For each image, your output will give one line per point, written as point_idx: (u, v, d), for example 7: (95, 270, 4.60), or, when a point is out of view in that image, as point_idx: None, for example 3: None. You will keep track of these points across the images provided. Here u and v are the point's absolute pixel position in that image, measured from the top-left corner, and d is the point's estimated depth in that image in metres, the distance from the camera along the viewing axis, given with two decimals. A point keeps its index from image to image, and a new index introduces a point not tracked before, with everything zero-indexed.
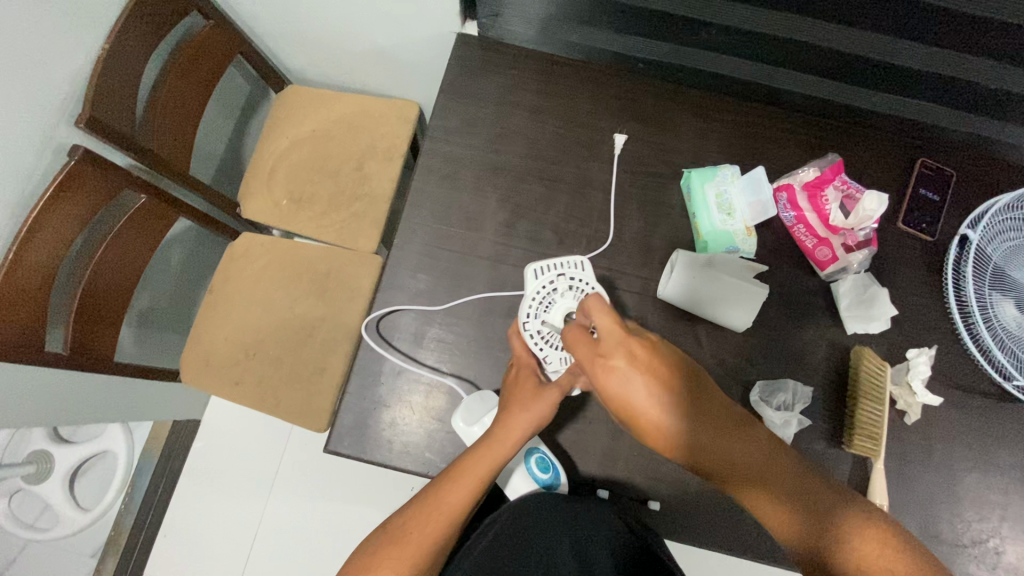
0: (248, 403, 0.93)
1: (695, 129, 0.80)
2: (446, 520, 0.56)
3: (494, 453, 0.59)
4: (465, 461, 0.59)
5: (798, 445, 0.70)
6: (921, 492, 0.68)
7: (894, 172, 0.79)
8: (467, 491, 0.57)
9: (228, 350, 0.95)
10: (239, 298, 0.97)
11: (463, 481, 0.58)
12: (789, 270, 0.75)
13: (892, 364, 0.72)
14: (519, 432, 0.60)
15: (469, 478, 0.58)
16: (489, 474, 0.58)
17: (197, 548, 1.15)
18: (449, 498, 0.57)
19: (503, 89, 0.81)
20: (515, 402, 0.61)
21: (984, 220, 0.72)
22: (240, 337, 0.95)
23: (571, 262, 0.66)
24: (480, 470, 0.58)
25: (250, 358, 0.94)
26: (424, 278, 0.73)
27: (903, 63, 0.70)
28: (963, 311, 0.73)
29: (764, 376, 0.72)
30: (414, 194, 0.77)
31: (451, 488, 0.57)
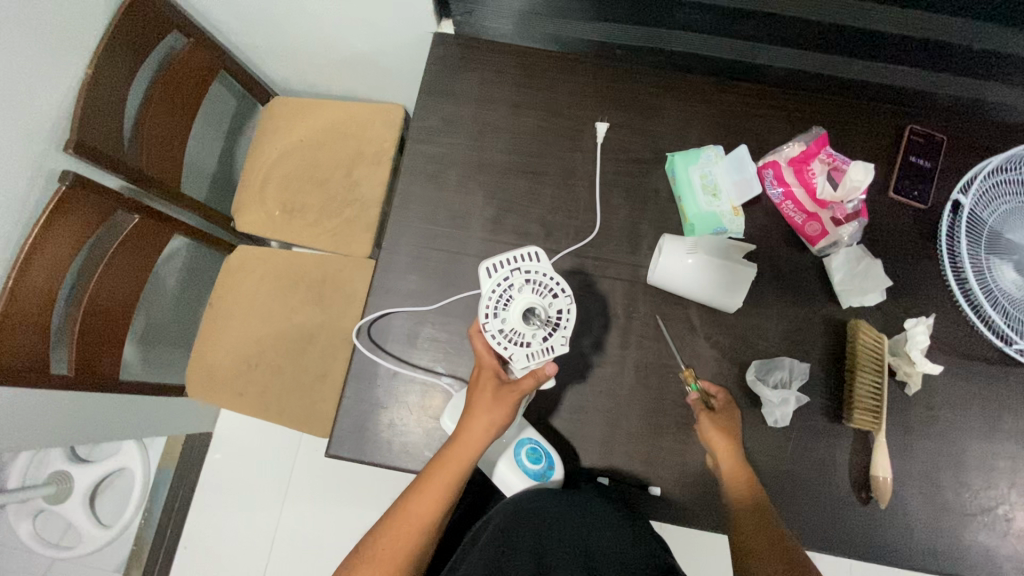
0: (254, 412, 0.94)
1: (678, 112, 0.79)
2: (418, 532, 0.58)
3: (459, 459, 0.60)
4: (431, 472, 0.60)
5: (799, 422, 0.69)
6: (926, 462, 0.68)
7: (883, 140, 0.78)
8: (438, 498, 0.59)
9: (231, 363, 0.96)
10: (239, 311, 0.98)
11: (430, 492, 0.59)
12: (780, 247, 0.74)
13: (891, 336, 0.72)
14: (481, 436, 0.60)
15: (436, 484, 0.59)
16: (455, 484, 0.60)
17: (218, 559, 1.18)
18: (416, 510, 0.59)
19: (481, 85, 0.81)
20: (474, 405, 0.61)
21: (980, 182, 0.71)
22: (242, 348, 0.96)
23: (525, 254, 0.61)
24: (444, 480, 0.60)
25: (253, 368, 0.95)
26: (415, 279, 0.74)
27: (885, 28, 0.69)
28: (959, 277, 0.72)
29: (760, 355, 0.71)
30: (400, 196, 0.77)
31: (419, 500, 0.59)
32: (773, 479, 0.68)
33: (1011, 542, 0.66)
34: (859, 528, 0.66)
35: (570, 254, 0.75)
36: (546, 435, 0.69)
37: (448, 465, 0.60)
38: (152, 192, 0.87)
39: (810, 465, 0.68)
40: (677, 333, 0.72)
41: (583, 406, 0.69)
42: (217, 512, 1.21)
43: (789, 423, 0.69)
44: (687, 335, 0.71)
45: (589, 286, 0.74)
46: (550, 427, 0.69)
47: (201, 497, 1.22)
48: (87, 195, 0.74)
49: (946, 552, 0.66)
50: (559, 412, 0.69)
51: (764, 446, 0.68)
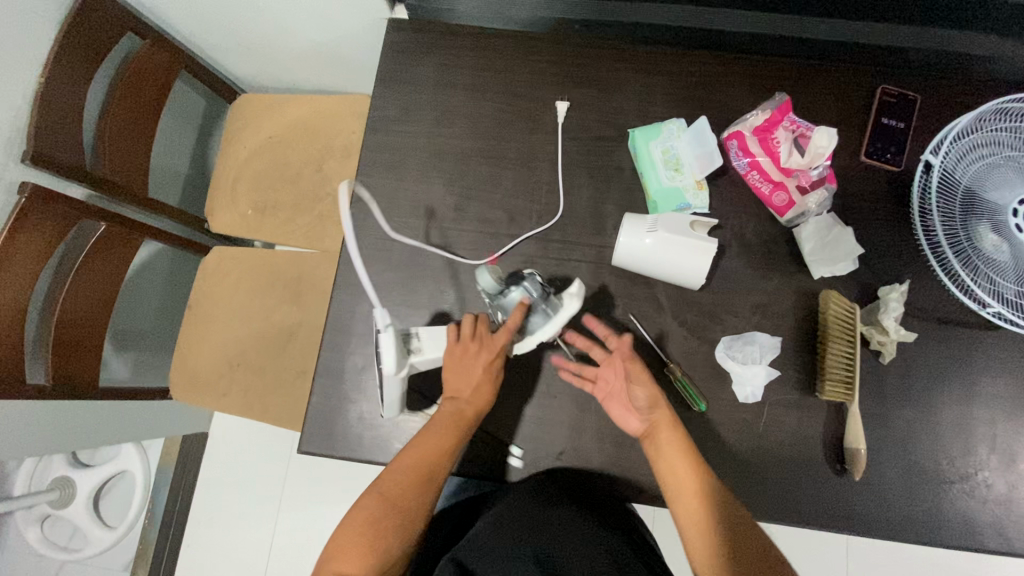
0: (237, 412, 0.95)
1: (640, 85, 0.77)
2: (434, 467, 0.63)
3: (462, 421, 0.65)
4: (444, 415, 0.65)
5: (770, 398, 0.68)
6: (902, 431, 0.67)
7: (856, 102, 0.75)
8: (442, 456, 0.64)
9: (212, 364, 0.97)
10: (217, 313, 0.98)
11: (445, 433, 0.64)
12: (748, 220, 0.72)
13: (864, 305, 0.70)
14: (486, 390, 0.66)
15: (440, 442, 0.64)
16: (466, 427, 0.65)
17: (221, 553, 1.21)
18: (431, 449, 0.64)
19: (437, 70, 0.79)
20: (481, 380, 0.65)
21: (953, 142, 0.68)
22: (222, 349, 0.97)
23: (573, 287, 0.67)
24: (457, 425, 0.65)
25: (233, 369, 0.96)
26: (379, 272, 0.74)
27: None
28: (935, 242, 0.69)
29: (731, 332, 0.70)
30: (360, 189, 0.76)
31: (434, 438, 0.64)
32: (746, 456, 0.67)
33: (991, 508, 0.65)
34: (835, 501, 0.65)
35: (534, 239, 0.74)
36: (516, 423, 0.69)
37: (453, 428, 0.65)
38: (117, 198, 0.87)
39: (783, 440, 0.67)
40: (644, 313, 0.70)
41: (552, 393, 0.69)
42: (217, 509, 1.23)
43: (761, 398, 0.68)
44: (655, 316, 0.70)
45: (554, 271, 0.73)
46: (520, 415, 0.69)
47: (202, 495, 1.24)
48: (47, 208, 0.73)
49: (924, 521, 0.65)
50: (528, 399, 0.69)
51: (736, 424, 0.68)
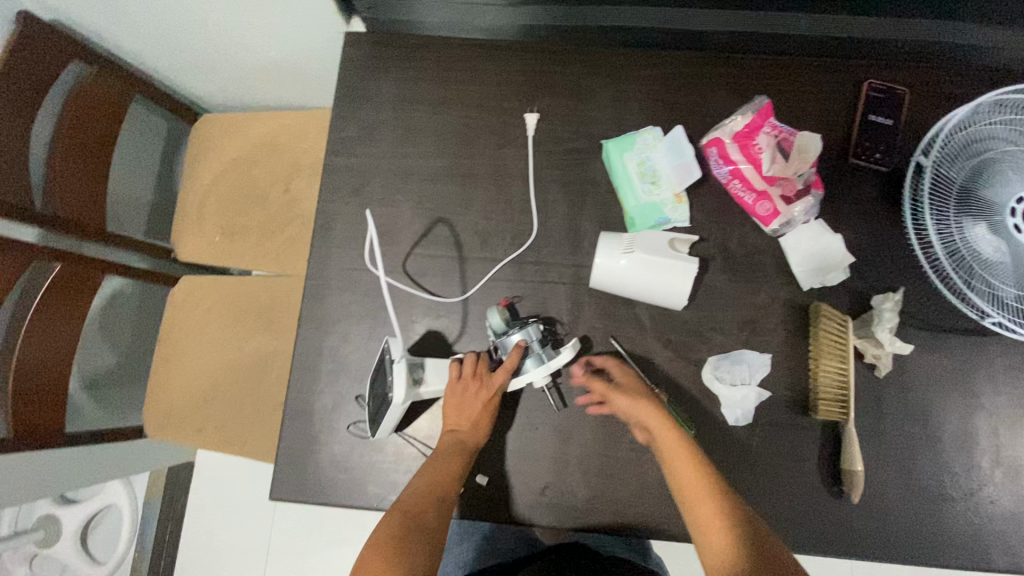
0: (216, 448, 0.92)
1: (611, 92, 0.73)
2: (446, 488, 0.59)
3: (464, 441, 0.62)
4: (449, 441, 0.63)
5: (761, 419, 0.65)
6: (900, 449, 0.64)
7: (837, 100, 0.71)
8: (448, 479, 0.60)
9: (186, 400, 0.93)
10: (188, 346, 0.95)
11: (452, 456, 0.61)
12: (731, 232, 0.69)
13: (857, 315, 0.67)
14: (488, 414, 0.63)
15: (444, 464, 0.61)
16: (471, 449, 0.62)
17: None
18: (442, 470, 0.60)
19: (399, 86, 0.75)
20: (481, 416, 0.63)
21: (942, 137, 0.64)
22: (196, 384, 0.93)
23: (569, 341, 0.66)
24: (464, 447, 0.62)
25: (208, 404, 0.93)
26: (347, 304, 0.70)
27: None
28: (926, 242, 0.66)
29: (718, 351, 0.67)
30: (323, 216, 0.72)
31: (441, 460, 0.61)
32: (739, 482, 0.64)
33: (995, 524, 0.62)
34: (834, 526, 0.62)
35: (507, 262, 0.70)
36: (497, 458, 0.65)
37: (456, 450, 0.62)
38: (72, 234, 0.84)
39: (777, 463, 0.64)
40: (626, 336, 0.67)
41: (532, 425, 0.66)
42: (209, 539, 1.21)
43: (751, 420, 0.65)
44: (638, 338, 0.67)
45: (530, 295, 0.69)
46: (500, 451, 0.65)
47: (191, 525, 1.22)
48: None
49: (927, 543, 0.62)
50: (508, 433, 0.66)
51: (727, 448, 0.65)
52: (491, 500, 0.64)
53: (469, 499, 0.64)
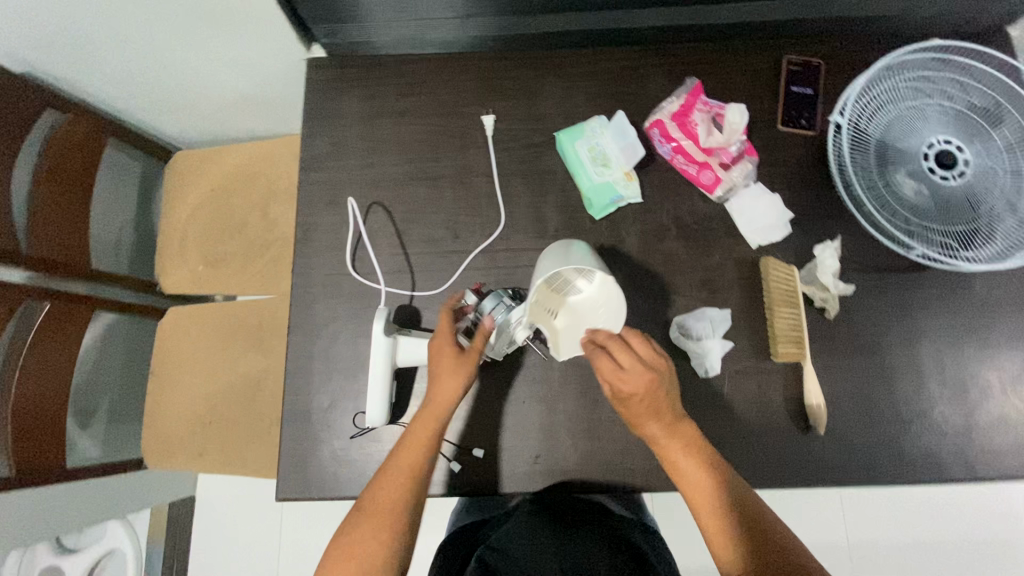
0: (214, 469, 0.96)
1: (560, 90, 0.80)
2: (394, 514, 0.61)
3: (429, 435, 0.65)
4: (393, 453, 0.65)
5: (728, 367, 0.72)
6: (851, 378, 0.72)
7: (762, 75, 0.80)
8: (405, 493, 0.62)
9: (181, 427, 0.97)
10: (178, 375, 0.99)
11: (398, 477, 0.63)
12: (681, 204, 0.77)
13: (801, 266, 0.75)
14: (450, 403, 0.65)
15: (410, 462, 0.64)
16: (416, 468, 0.64)
17: None
18: (386, 491, 0.62)
19: (362, 102, 0.81)
20: (445, 386, 0.65)
21: (855, 106, 0.74)
22: (189, 410, 0.98)
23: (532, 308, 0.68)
24: (411, 460, 0.63)
25: (205, 427, 0.97)
26: (337, 306, 0.76)
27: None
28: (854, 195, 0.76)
29: (676, 313, 0.74)
30: (305, 229, 0.78)
31: (386, 482, 0.63)
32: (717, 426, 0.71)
33: (944, 434, 0.71)
34: (803, 454, 0.70)
35: (480, 253, 0.77)
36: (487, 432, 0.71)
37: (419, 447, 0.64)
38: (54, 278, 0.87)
39: (741, 406, 0.71)
40: None
41: (517, 399, 0.72)
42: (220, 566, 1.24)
43: (713, 371, 0.72)
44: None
45: (504, 280, 0.76)
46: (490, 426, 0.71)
47: (199, 551, 1.24)
48: None
49: (885, 457, 0.70)
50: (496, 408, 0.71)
51: (694, 397, 0.72)
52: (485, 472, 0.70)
53: (466, 472, 0.70)
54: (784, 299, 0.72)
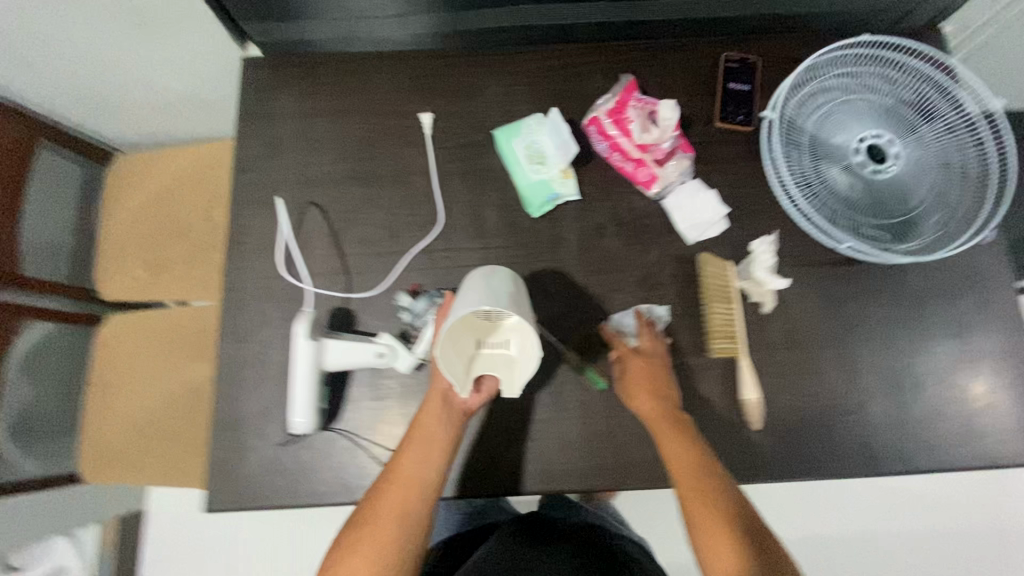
0: (158, 480, 0.88)
1: (683, 85, 0.76)
2: (405, 499, 0.56)
3: (442, 433, 0.60)
4: (406, 443, 0.59)
5: (810, 408, 0.67)
6: (938, 450, 0.67)
7: (900, 101, 0.71)
8: (415, 487, 0.57)
9: (127, 438, 0.89)
10: (127, 381, 0.90)
11: (404, 466, 0.58)
12: (792, 230, 0.72)
13: (908, 322, 0.70)
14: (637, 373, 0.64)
15: (413, 462, 0.58)
16: (429, 458, 0.58)
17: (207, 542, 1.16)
18: (399, 481, 0.57)
19: (479, 50, 0.77)
20: (638, 362, 0.65)
21: (918, 152, 0.69)
22: (135, 422, 0.89)
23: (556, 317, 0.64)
24: (415, 451, 0.58)
25: (147, 440, 0.88)
26: (408, 250, 0.71)
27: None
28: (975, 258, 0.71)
29: (777, 345, 0.69)
30: (394, 165, 0.74)
31: (402, 469, 0.58)
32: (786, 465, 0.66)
33: None
34: None
35: (571, 230, 0.72)
36: (554, 423, 0.66)
37: (426, 444, 0.59)
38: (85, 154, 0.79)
39: (816, 452, 0.66)
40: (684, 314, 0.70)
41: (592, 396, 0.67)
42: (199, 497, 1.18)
43: (804, 414, 0.67)
44: (698, 323, 0.70)
45: (590, 266, 0.71)
46: (558, 416, 0.67)
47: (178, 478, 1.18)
48: None
49: None
50: (568, 399, 0.67)
51: (781, 437, 0.67)
52: (545, 463, 0.66)
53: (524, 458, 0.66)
54: (885, 357, 0.69)
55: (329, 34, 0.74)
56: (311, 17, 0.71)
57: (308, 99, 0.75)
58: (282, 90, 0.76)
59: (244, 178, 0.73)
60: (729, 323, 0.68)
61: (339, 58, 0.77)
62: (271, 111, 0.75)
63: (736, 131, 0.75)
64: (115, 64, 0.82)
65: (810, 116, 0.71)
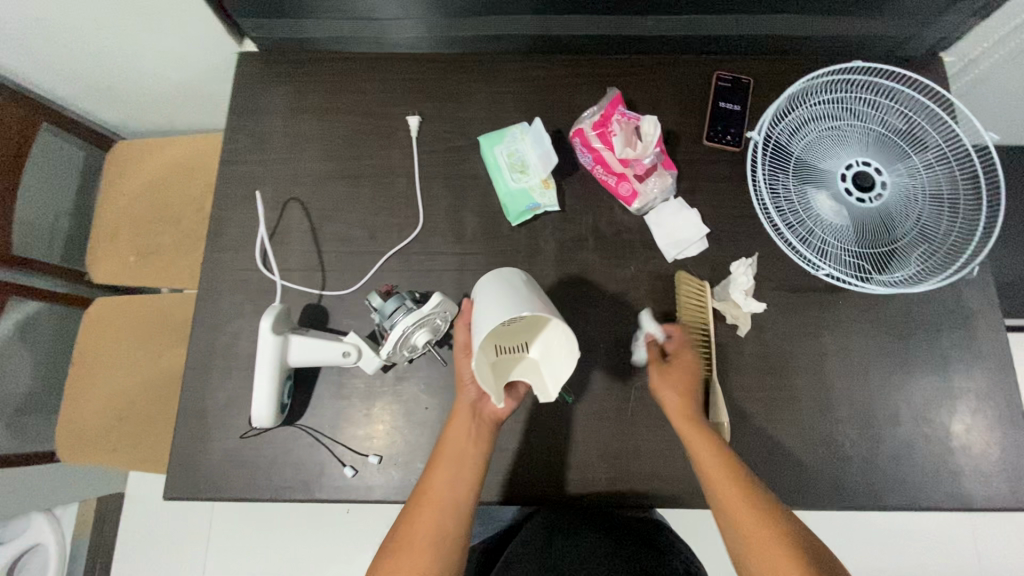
0: (128, 465, 0.89)
1: (670, 102, 0.76)
2: (443, 504, 0.55)
3: (474, 447, 0.58)
4: (442, 442, 0.59)
5: (781, 435, 0.66)
6: (913, 486, 0.65)
7: (890, 130, 0.69)
8: (458, 491, 0.56)
9: (101, 421, 0.89)
10: (106, 364, 0.91)
11: (443, 466, 0.57)
12: (773, 253, 0.71)
13: (886, 352, 0.69)
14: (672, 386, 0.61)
15: (446, 478, 0.56)
16: (468, 462, 0.57)
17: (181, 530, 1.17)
18: (437, 483, 0.56)
19: (470, 56, 0.77)
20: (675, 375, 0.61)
21: (909, 181, 0.67)
22: (110, 405, 0.90)
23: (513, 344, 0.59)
24: (456, 453, 0.57)
25: (121, 424, 0.89)
26: (386, 250, 0.71)
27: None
28: (959, 288, 0.70)
29: (749, 369, 0.68)
30: (379, 166, 0.74)
31: (437, 470, 0.57)
32: None
33: None
34: None
35: (550, 242, 0.71)
36: (518, 434, 0.66)
37: (458, 459, 0.57)
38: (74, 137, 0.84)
39: (785, 479, 0.65)
40: (658, 332, 0.69)
41: (557, 409, 0.66)
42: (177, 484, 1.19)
43: (772, 442, 0.66)
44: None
45: (567, 278, 0.70)
46: (521, 427, 0.66)
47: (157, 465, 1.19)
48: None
49: None
50: (532, 411, 0.66)
51: (749, 462, 0.65)
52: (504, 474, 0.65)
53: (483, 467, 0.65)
54: (860, 389, 0.68)
55: (322, 35, 0.75)
56: (304, 17, 0.72)
57: (298, 96, 0.76)
58: (274, 86, 0.77)
59: (229, 170, 0.74)
60: (702, 344, 0.67)
61: (332, 57, 0.77)
62: (261, 106, 0.76)
63: (722, 151, 0.74)
64: (115, 54, 0.83)
65: (798, 140, 0.69)
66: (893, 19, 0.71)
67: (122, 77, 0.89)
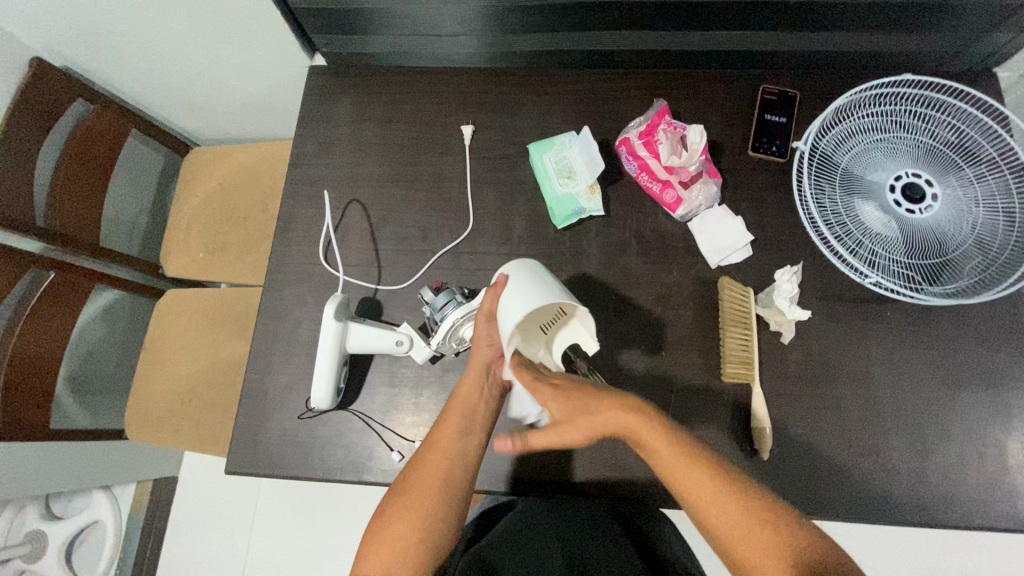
0: (187, 445, 0.95)
1: (713, 114, 0.78)
2: (445, 455, 0.59)
3: (480, 403, 0.62)
4: (452, 398, 0.62)
5: (825, 443, 0.66)
6: (968, 503, 0.63)
7: (940, 142, 0.69)
8: (464, 443, 0.60)
9: (165, 403, 0.96)
10: (171, 350, 0.98)
11: (450, 419, 0.61)
12: (818, 262, 0.72)
13: (937, 364, 0.68)
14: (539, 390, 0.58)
15: (455, 434, 0.60)
16: (469, 419, 0.61)
17: (226, 515, 1.24)
18: (443, 437, 0.60)
19: (521, 69, 0.82)
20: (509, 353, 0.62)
21: (958, 192, 0.67)
22: (174, 388, 0.96)
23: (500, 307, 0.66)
24: (462, 408, 0.61)
25: (184, 406, 0.95)
26: (437, 249, 0.75)
27: None
28: (1015, 302, 0.68)
29: (793, 376, 0.68)
30: (433, 170, 0.79)
31: (443, 423, 0.61)
32: (799, 500, 0.64)
33: None
34: None
35: (594, 245, 0.74)
36: None
37: (466, 415, 0.61)
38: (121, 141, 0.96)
39: (829, 486, 0.64)
40: (699, 334, 0.70)
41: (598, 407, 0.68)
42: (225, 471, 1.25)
43: (815, 450, 0.65)
44: (713, 347, 0.69)
45: (610, 280, 0.72)
46: None
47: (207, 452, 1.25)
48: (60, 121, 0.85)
49: None
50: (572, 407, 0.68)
51: (791, 469, 0.65)
52: (543, 467, 0.67)
53: (524, 460, 0.67)
54: (909, 401, 0.67)
55: (386, 50, 0.81)
56: (370, 33, 0.78)
57: (361, 106, 0.82)
58: (340, 97, 0.83)
59: (296, 172, 0.80)
60: (743, 347, 0.68)
61: (393, 70, 0.83)
62: (328, 114, 0.82)
63: (766, 161, 0.76)
64: (196, 65, 0.91)
65: (843, 152, 0.70)
66: (942, 34, 0.71)
67: (202, 88, 0.99)
